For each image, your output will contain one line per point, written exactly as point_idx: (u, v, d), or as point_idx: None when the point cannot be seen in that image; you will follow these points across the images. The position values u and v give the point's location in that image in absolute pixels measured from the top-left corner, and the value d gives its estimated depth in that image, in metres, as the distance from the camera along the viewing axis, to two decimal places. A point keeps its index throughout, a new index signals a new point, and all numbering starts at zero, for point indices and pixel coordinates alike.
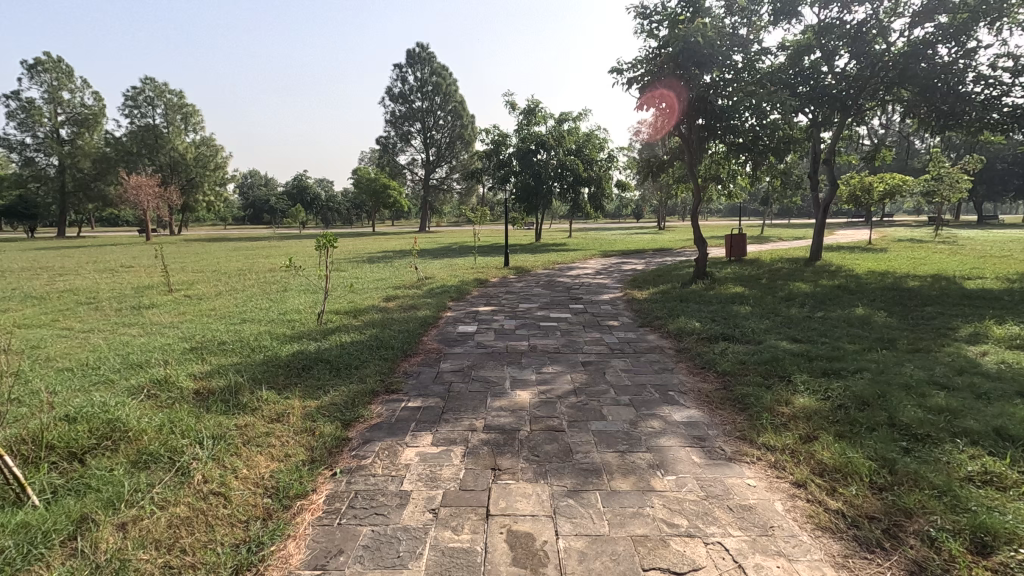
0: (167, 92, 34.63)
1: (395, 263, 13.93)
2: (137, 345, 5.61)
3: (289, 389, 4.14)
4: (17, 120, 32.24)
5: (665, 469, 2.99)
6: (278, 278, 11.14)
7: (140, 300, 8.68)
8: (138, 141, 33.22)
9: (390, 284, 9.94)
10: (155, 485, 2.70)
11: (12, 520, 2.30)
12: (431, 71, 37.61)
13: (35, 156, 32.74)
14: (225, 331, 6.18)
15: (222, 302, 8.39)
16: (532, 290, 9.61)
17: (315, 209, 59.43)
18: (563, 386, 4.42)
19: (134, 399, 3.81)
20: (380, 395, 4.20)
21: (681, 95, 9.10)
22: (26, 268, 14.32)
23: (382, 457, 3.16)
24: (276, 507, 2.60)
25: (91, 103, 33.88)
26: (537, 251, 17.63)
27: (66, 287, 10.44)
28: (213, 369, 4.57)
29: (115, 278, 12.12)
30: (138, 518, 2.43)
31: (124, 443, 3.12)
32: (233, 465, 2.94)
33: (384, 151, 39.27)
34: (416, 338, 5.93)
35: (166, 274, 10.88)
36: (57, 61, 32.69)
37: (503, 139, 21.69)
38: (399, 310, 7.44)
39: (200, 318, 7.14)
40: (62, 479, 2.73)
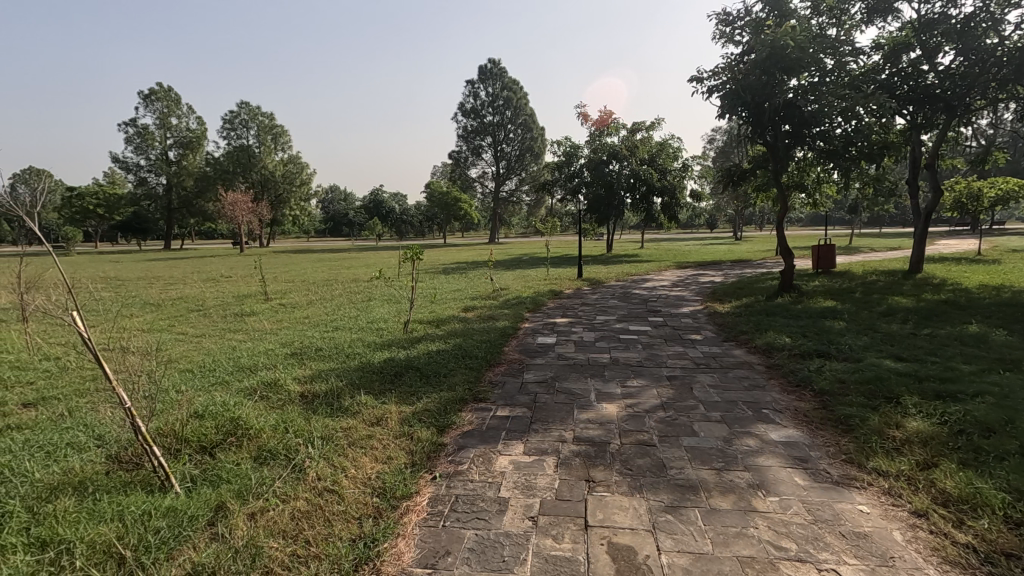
0: (260, 114, 37.48)
1: (470, 274, 14.31)
2: (245, 349, 6.12)
3: (385, 395, 4.36)
4: (134, 144, 36.00)
5: (767, 490, 2.90)
6: (363, 288, 11.72)
7: (242, 308, 9.43)
8: (234, 161, 36.06)
9: (468, 295, 10.20)
10: (276, 480, 2.94)
11: (162, 504, 2.58)
12: (502, 86, 38.42)
13: (147, 176, 36.37)
14: (320, 338, 6.60)
15: (314, 310, 8.96)
16: (608, 302, 9.54)
17: (391, 221, 62.04)
18: (649, 400, 4.37)
19: (250, 400, 4.15)
20: (469, 403, 4.33)
21: (766, 101, 8.78)
22: (144, 278, 15.92)
23: (478, 463, 3.26)
24: (385, 506, 2.75)
25: (195, 127, 37.24)
26: (608, 262, 17.45)
27: (177, 296, 11.51)
28: (314, 374, 4.90)
29: (218, 287, 13.22)
30: (266, 509, 2.65)
31: (246, 439, 3.41)
32: (343, 464, 3.14)
33: (457, 165, 40.40)
34: (498, 349, 6.04)
35: (262, 284, 11.76)
36: (168, 90, 36.14)
37: (574, 150, 21.69)
38: (479, 320, 7.64)
39: (296, 325, 7.66)
40: (197, 469, 3.03)
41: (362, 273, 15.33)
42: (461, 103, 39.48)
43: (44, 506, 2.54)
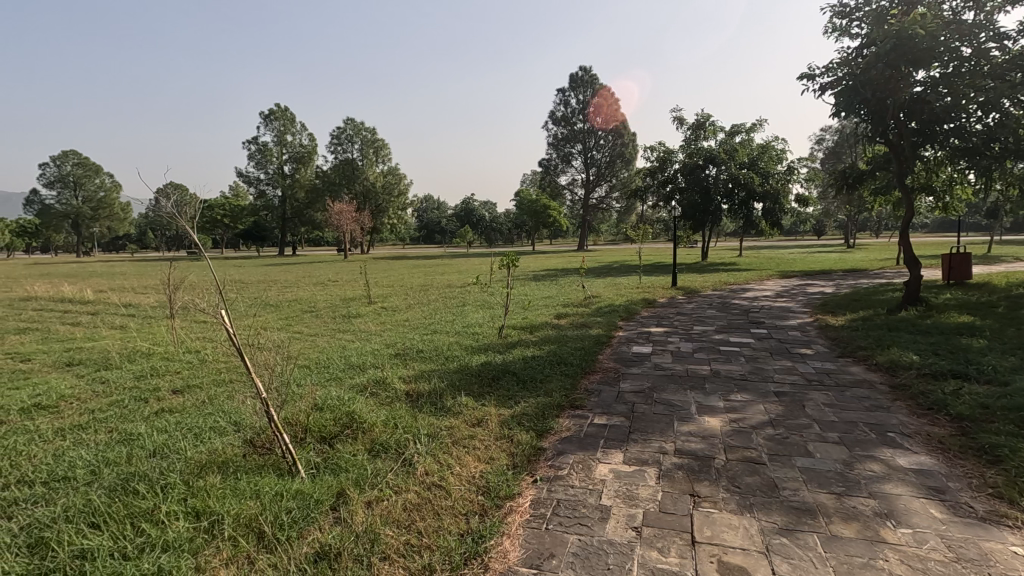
0: (364, 129, 39.80)
1: (560, 281, 14.37)
2: (353, 349, 6.56)
3: (485, 397, 4.49)
4: (255, 160, 39.95)
5: (897, 520, 2.65)
6: (458, 293, 12.13)
7: (349, 310, 10.11)
8: (340, 174, 38.73)
9: (560, 302, 10.23)
10: (388, 472, 3.12)
11: (292, 487, 2.83)
12: (594, 93, 38.21)
13: (265, 189, 40.42)
14: (421, 340, 6.92)
15: (413, 313, 9.40)
16: (705, 312, 9.16)
17: (481, 229, 63.70)
18: (756, 416, 4.15)
19: (361, 396, 4.45)
20: (566, 409, 4.35)
21: (889, 97, 8.05)
22: (264, 281, 17.55)
23: (577, 469, 3.27)
24: (490, 504, 2.84)
25: (307, 144, 40.74)
26: (704, 271, 16.80)
27: (292, 298, 12.56)
28: (417, 374, 5.16)
29: (327, 290, 14.29)
30: (381, 499, 2.83)
31: (360, 432, 3.66)
32: (448, 462, 3.28)
33: (547, 173, 40.63)
34: (592, 356, 6.00)
35: (366, 289, 12.52)
36: (285, 110, 39.62)
37: (668, 155, 21.06)
38: (572, 327, 7.64)
39: (398, 327, 8.08)
40: (319, 457, 3.30)
41: (456, 279, 15.85)
42: (552, 111, 39.71)
43: (197, 480, 2.88)
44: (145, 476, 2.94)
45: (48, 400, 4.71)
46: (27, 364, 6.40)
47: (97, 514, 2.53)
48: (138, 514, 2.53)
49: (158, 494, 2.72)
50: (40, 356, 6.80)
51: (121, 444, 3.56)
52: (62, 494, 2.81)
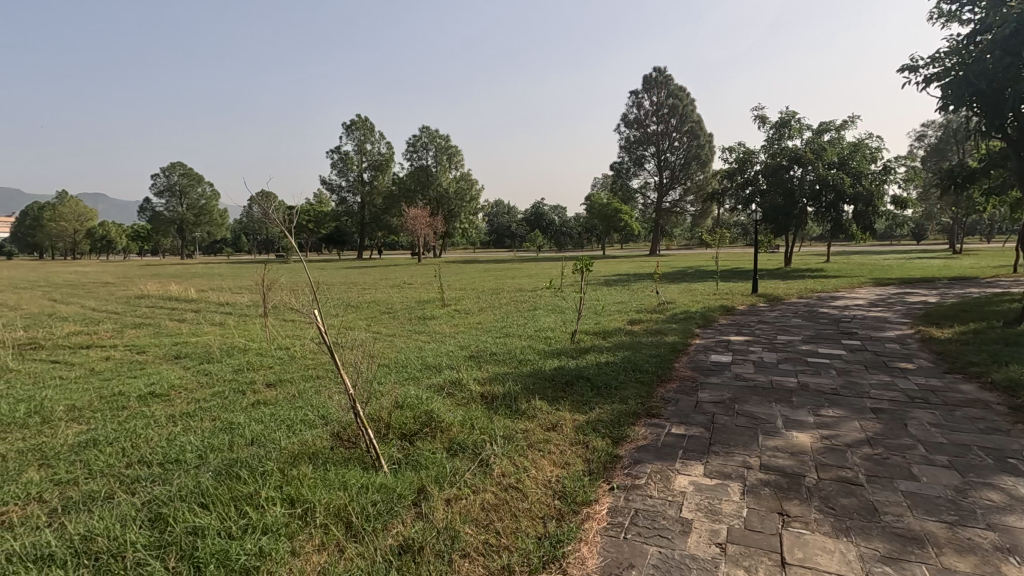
0: (438, 136, 40.94)
1: (633, 286, 14.09)
2: (428, 349, 6.76)
3: (559, 402, 4.48)
4: (338, 168, 42.18)
5: (1021, 556, 2.38)
6: (529, 297, 12.19)
7: (424, 312, 10.42)
8: (415, 180, 40.03)
9: (633, 307, 10.03)
10: (466, 471, 3.19)
11: (376, 480, 2.96)
12: (668, 94, 37.32)
13: (346, 196, 42.58)
14: (494, 343, 7.01)
15: (485, 317, 9.54)
16: (789, 321, 8.66)
17: (551, 233, 63.73)
18: (850, 433, 3.87)
19: (439, 396, 4.57)
20: (642, 417, 4.26)
21: (1007, 88, 7.31)
22: (345, 283, 18.47)
23: (655, 479, 3.19)
24: (567, 510, 2.83)
25: (386, 152, 42.58)
26: (787, 277, 15.91)
27: (370, 299, 13.11)
28: (491, 376, 5.23)
29: (402, 292, 14.81)
30: (460, 497, 2.90)
31: (438, 430, 3.76)
32: (524, 464, 3.30)
33: (618, 176, 40.00)
34: (668, 364, 5.84)
35: (440, 291, 12.87)
36: (365, 120, 41.56)
37: (749, 156, 20.12)
38: (646, 334, 7.47)
39: (471, 330, 8.23)
40: (400, 453, 3.43)
41: (526, 283, 15.94)
42: (625, 114, 39.11)
43: (290, 469, 3.06)
44: (246, 463, 3.17)
45: (160, 389, 5.18)
46: (143, 356, 7.09)
47: (204, 495, 2.75)
48: (240, 497, 2.73)
49: (257, 480, 2.92)
50: (153, 349, 7.51)
51: (223, 432, 3.86)
52: (176, 475, 3.08)
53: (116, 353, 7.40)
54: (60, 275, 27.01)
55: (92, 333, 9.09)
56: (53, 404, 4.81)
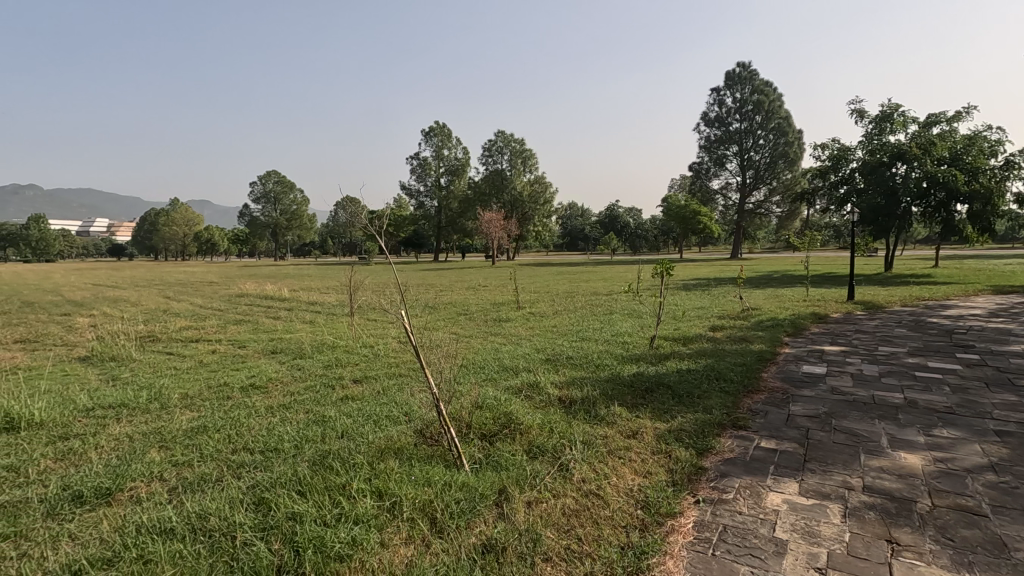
0: (513, 141, 41.36)
1: (714, 291, 13.53)
2: (505, 351, 6.83)
3: (639, 409, 4.38)
4: (417, 174, 43.76)
5: None
6: (605, 301, 12.03)
7: (499, 314, 10.54)
8: (490, 184, 40.71)
9: (715, 313, 9.61)
10: (546, 474, 3.19)
11: (459, 478, 3.01)
12: (752, 90, 35.68)
13: (424, 201, 44.11)
14: (570, 347, 6.97)
15: (560, 320, 9.51)
16: (892, 331, 7.96)
17: (625, 236, 62.86)
18: (969, 457, 3.49)
19: (517, 398, 4.60)
20: (727, 428, 4.07)
21: None
22: (423, 284, 19.10)
23: (745, 495, 3.03)
24: (651, 521, 2.75)
25: (462, 157, 43.67)
26: (888, 283, 14.67)
27: (447, 301, 13.47)
28: (569, 380, 5.20)
29: (478, 294, 15.09)
30: (540, 501, 2.89)
31: (517, 432, 3.79)
32: (604, 471, 3.25)
33: (697, 177, 38.63)
34: (755, 374, 5.54)
35: (515, 294, 12.97)
36: (443, 126, 42.83)
37: (844, 152, 18.68)
38: (730, 341, 7.14)
39: (547, 333, 8.23)
40: (481, 453, 3.47)
41: (600, 287, 15.76)
42: (705, 112, 37.74)
43: (378, 463, 3.20)
44: (338, 455, 3.33)
45: (259, 381, 5.59)
46: (244, 350, 7.69)
47: (301, 483, 2.93)
48: (333, 487, 2.88)
49: (347, 472, 3.06)
50: (252, 344, 8.12)
51: (316, 424, 4.09)
52: (275, 463, 3.30)
53: (221, 347, 8.07)
54: (172, 275, 29.97)
55: (200, 328, 9.98)
56: (170, 391, 5.31)
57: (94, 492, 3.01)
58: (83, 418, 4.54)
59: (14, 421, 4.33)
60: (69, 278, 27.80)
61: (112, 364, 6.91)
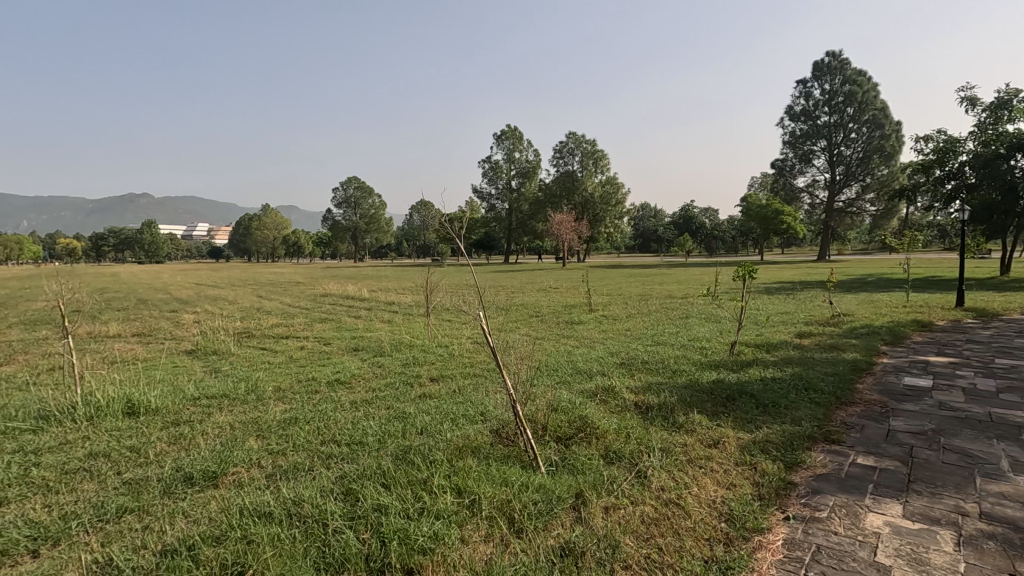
0: (584, 141, 40.91)
1: (800, 295, 12.76)
2: (578, 354, 6.77)
3: (720, 417, 4.21)
4: (489, 177, 44.50)
5: None
6: (680, 304, 11.67)
7: (571, 317, 10.49)
8: (561, 185, 40.59)
9: (801, 319, 9.06)
10: (623, 480, 3.14)
11: (535, 480, 3.03)
12: (843, 80, 33.43)
13: (496, 204, 44.83)
14: (645, 351, 6.82)
15: (634, 323, 9.32)
16: (1011, 342, 7.16)
17: (701, 237, 60.88)
18: None
19: (592, 402, 4.56)
20: (818, 442, 3.82)
21: None
22: (495, 286, 19.40)
23: (841, 514, 2.83)
24: (736, 536, 2.63)
25: (533, 159, 43.98)
26: (1004, 289, 13.22)
27: (519, 302, 13.58)
28: (645, 385, 5.09)
29: (550, 296, 15.12)
30: (619, 506, 2.85)
31: (593, 437, 3.75)
32: (685, 480, 3.15)
33: (781, 174, 36.58)
34: (849, 385, 5.17)
35: (587, 296, 12.87)
36: (515, 129, 43.24)
37: (953, 144, 17.03)
38: (819, 349, 6.71)
39: (620, 336, 8.11)
40: (556, 456, 3.47)
41: (676, 289, 15.31)
42: (790, 106, 35.74)
43: (457, 460, 3.27)
44: (419, 451, 3.44)
45: (343, 377, 5.88)
46: (329, 347, 8.14)
47: (386, 476, 3.05)
48: (414, 482, 2.98)
49: (428, 468, 3.16)
50: (336, 342, 8.56)
51: (397, 420, 4.25)
52: (361, 456, 3.46)
53: (308, 343, 8.57)
54: (264, 275, 32.28)
55: (290, 325, 10.67)
56: (265, 384, 5.72)
57: (203, 475, 3.29)
58: (191, 407, 4.98)
59: (135, 406, 4.82)
60: (176, 277, 30.63)
61: (214, 357, 7.53)
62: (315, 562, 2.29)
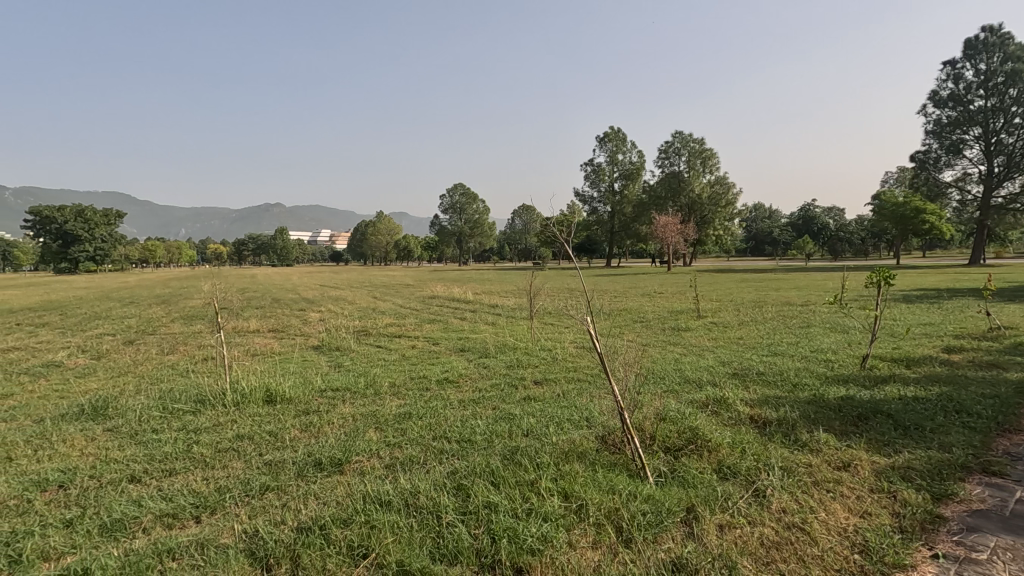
0: (692, 141, 39.18)
1: (948, 305, 11.23)
2: (686, 362, 6.51)
3: (850, 438, 3.83)
4: (591, 180, 44.30)
5: None
6: (801, 313, 10.78)
7: (678, 323, 10.10)
8: (666, 187, 39.26)
9: (950, 333, 7.97)
10: (739, 498, 2.96)
11: (644, 490, 2.95)
12: (1003, 57, 29.16)
13: (598, 206, 44.62)
14: (760, 361, 6.39)
15: (747, 331, 8.77)
16: None
17: (824, 240, 55.95)
18: None
19: (702, 413, 4.37)
20: (974, 472, 3.34)
21: None
22: (598, 290, 19.19)
23: (1006, 559, 2.45)
24: (872, 569, 2.38)
25: (636, 161, 43.22)
26: None
27: (622, 307, 13.33)
28: (762, 399, 4.77)
29: (654, 301, 14.67)
30: (734, 525, 2.70)
31: (706, 450, 3.59)
32: (810, 503, 2.91)
33: (922, 168, 32.48)
34: (1015, 410, 4.46)
35: (695, 301, 12.32)
36: (617, 131, 42.59)
37: None
38: (974, 367, 5.87)
39: (732, 345, 7.67)
40: (665, 467, 3.36)
41: (795, 296, 14.18)
42: (935, 91, 31.75)
43: (563, 465, 3.29)
44: (526, 452, 3.50)
45: (452, 376, 6.14)
46: (438, 347, 8.53)
47: (495, 475, 3.15)
48: (523, 483, 3.04)
49: (535, 470, 3.21)
50: (444, 342, 8.95)
51: (504, 420, 4.35)
52: (471, 453, 3.59)
53: (419, 342, 9.06)
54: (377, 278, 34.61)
55: (401, 325, 11.33)
56: (381, 380, 6.13)
57: (330, 461, 3.60)
58: (319, 397, 5.47)
59: (272, 395, 5.38)
60: (304, 279, 33.79)
61: (337, 353, 8.20)
62: (430, 551, 2.42)
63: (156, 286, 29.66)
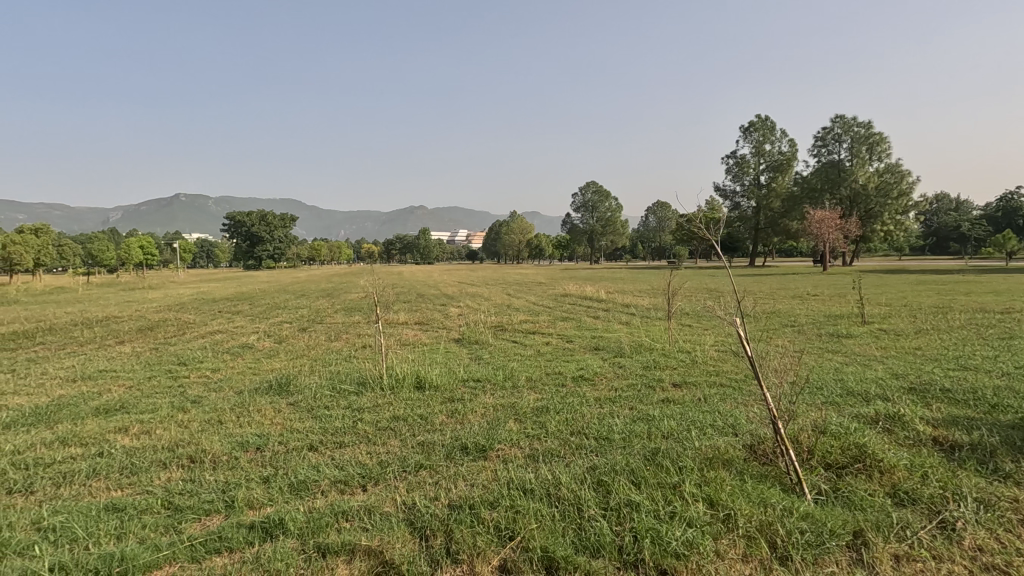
0: (856, 125, 34.87)
1: None
2: (848, 372, 5.85)
3: None
4: (733, 174, 41.67)
5: None
6: (999, 321, 9.09)
7: (837, 328, 9.10)
8: (823, 177, 35.48)
9: None
10: (920, 528, 2.61)
11: (802, 507, 2.72)
12: None
13: (740, 201, 41.85)
14: (945, 376, 5.53)
15: (926, 341, 7.62)
16: None
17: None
18: None
19: (871, 429, 3.90)
20: None
21: None
22: (742, 291, 17.92)
23: None
24: None
25: (787, 151, 39.69)
26: None
27: (770, 310, 12.34)
28: (949, 419, 4.12)
29: (808, 304, 13.34)
30: (913, 558, 2.38)
31: (876, 470, 3.21)
32: (1016, 544, 2.47)
33: None
34: None
35: (858, 305, 10.98)
36: (765, 119, 39.47)
37: None
38: None
39: (907, 355, 6.72)
40: (826, 484, 3.07)
41: (993, 301, 11.95)
42: None
43: (709, 470, 3.15)
44: (668, 455, 3.42)
45: (587, 374, 6.16)
46: (572, 344, 8.61)
47: (635, 474, 3.12)
48: (664, 485, 2.97)
49: (678, 473, 3.12)
50: (579, 340, 9.01)
51: (643, 421, 4.28)
52: (610, 451, 3.59)
53: (553, 339, 9.21)
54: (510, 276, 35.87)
55: (536, 322, 11.60)
56: (519, 374, 6.34)
57: (475, 447, 3.82)
58: (463, 387, 5.82)
59: (421, 382, 5.85)
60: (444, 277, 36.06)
61: (476, 346, 8.65)
62: (573, 541, 2.47)
63: (322, 281, 33.67)
